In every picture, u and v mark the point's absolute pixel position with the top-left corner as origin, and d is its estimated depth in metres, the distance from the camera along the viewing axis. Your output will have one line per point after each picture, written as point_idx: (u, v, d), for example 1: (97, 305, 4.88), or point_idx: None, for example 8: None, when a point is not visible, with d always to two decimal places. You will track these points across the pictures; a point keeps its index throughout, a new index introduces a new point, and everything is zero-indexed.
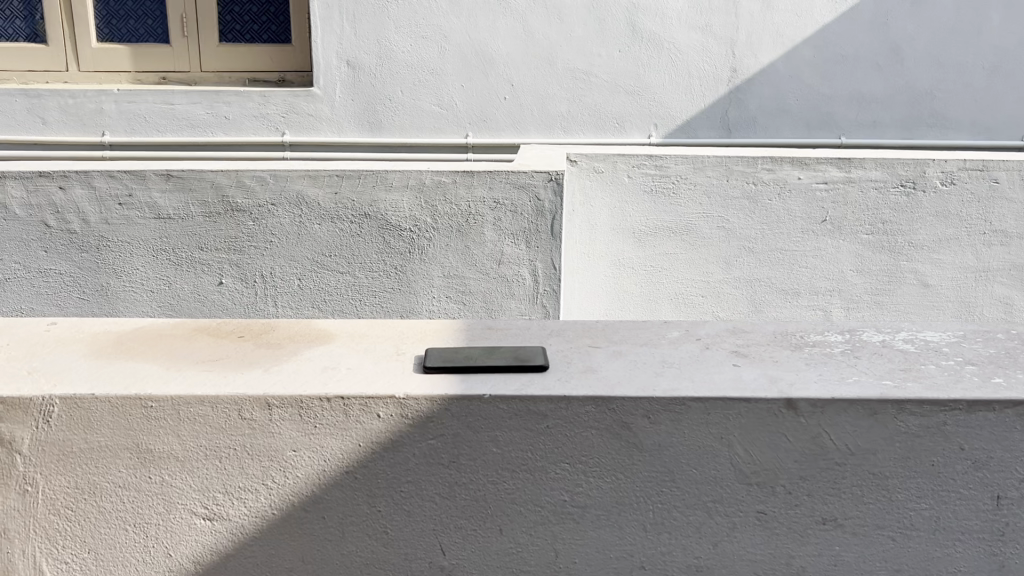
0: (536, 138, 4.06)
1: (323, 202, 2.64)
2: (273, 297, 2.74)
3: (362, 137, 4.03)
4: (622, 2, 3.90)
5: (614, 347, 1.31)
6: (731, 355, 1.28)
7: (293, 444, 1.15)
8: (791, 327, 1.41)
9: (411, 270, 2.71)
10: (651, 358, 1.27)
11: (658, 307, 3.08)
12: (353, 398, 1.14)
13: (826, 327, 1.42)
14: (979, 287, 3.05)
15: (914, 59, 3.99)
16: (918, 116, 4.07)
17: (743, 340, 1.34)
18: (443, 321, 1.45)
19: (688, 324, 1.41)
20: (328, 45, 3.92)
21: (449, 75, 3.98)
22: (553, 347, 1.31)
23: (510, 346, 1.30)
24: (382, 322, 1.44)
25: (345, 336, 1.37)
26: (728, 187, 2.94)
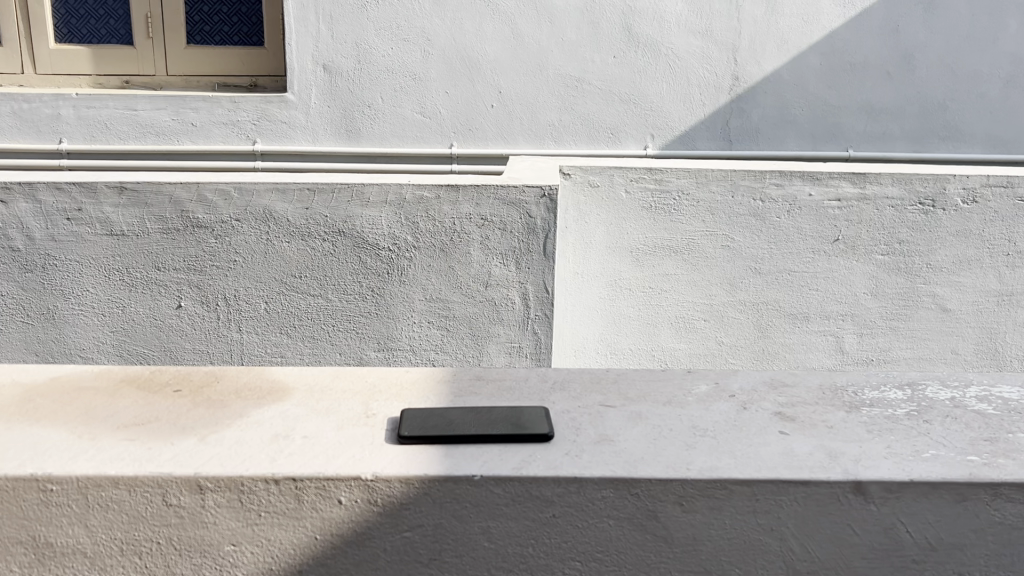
0: (526, 148, 3.84)
1: (293, 218, 2.40)
2: (237, 321, 2.49)
3: (339, 146, 3.79)
4: (617, 5, 3.69)
5: (632, 407, 1.08)
6: (775, 420, 1.05)
7: (233, 536, 0.91)
8: (838, 379, 1.19)
9: (390, 293, 2.47)
10: (679, 423, 1.04)
11: (657, 332, 2.85)
12: (310, 478, 0.90)
13: (880, 379, 1.20)
14: (1002, 312, 2.84)
15: (926, 68, 3.80)
16: (930, 127, 3.88)
17: (784, 398, 1.12)
18: (424, 371, 1.21)
19: (717, 377, 1.18)
20: (304, 48, 3.69)
21: (433, 81, 3.75)
22: (557, 406, 1.08)
23: (506, 406, 1.06)
24: (351, 370, 1.20)
25: (306, 390, 1.13)
26: (733, 204, 2.73)
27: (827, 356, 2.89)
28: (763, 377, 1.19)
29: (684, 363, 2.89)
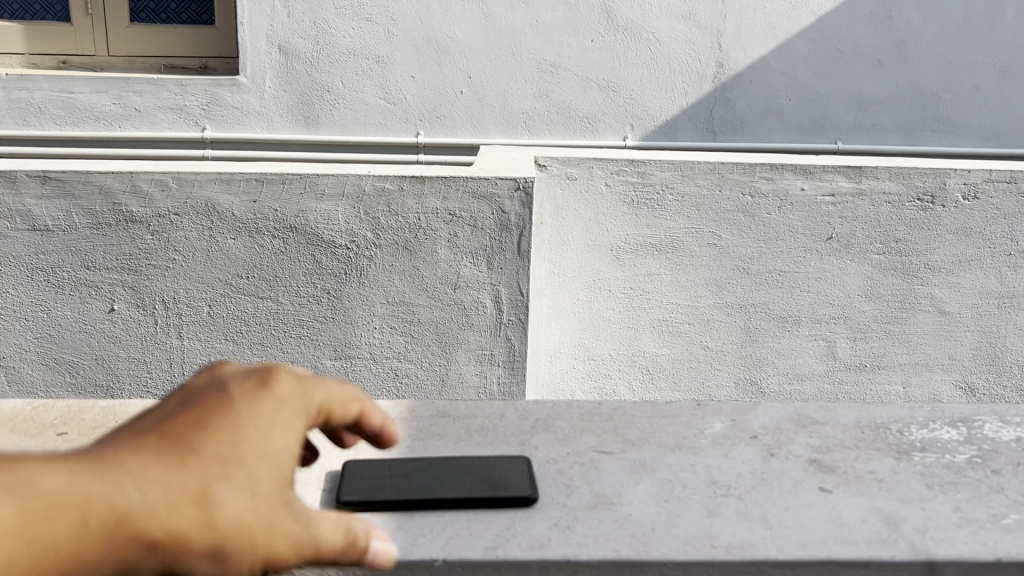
0: (496, 138, 3.63)
1: (239, 212, 2.16)
2: (177, 327, 2.26)
3: (296, 135, 3.58)
4: None
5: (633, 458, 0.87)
6: (811, 471, 0.85)
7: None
8: (877, 416, 0.98)
9: (348, 296, 2.25)
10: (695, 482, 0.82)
11: (637, 336, 2.67)
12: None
13: (924, 411, 1.00)
14: (1003, 315, 2.65)
15: (920, 56, 3.64)
16: (922, 119, 3.74)
17: (818, 441, 0.91)
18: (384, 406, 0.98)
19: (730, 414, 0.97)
20: (258, 27, 3.44)
21: (397, 64, 3.52)
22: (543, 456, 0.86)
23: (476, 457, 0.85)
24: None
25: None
26: (719, 198, 2.53)
27: (819, 362, 2.70)
28: (786, 412, 0.98)
29: (665, 369, 2.70)
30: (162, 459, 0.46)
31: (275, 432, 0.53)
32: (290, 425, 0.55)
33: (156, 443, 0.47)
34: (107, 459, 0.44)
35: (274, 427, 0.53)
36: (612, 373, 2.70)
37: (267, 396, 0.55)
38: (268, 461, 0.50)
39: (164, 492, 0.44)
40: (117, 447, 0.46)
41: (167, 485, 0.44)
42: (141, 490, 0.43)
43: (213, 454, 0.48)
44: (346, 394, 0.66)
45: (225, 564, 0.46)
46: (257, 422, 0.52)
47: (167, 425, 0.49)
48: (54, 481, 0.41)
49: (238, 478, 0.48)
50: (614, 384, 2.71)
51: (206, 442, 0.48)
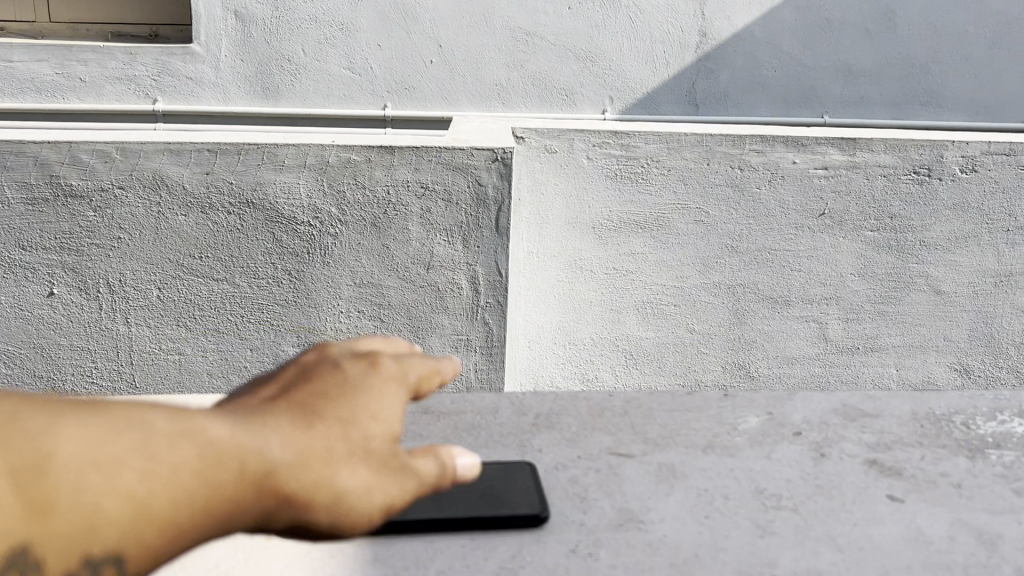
0: (471, 112, 3.70)
1: (190, 186, 1.97)
2: (124, 312, 2.08)
3: (254, 107, 3.66)
4: None
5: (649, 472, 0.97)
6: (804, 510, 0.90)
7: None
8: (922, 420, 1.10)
9: (311, 277, 2.07)
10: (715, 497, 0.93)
11: (621, 319, 2.52)
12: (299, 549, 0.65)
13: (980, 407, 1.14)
14: (1000, 294, 2.54)
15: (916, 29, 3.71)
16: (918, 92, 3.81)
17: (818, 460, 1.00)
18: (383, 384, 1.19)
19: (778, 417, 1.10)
20: None
21: (362, 32, 3.58)
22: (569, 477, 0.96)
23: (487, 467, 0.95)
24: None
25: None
26: (708, 172, 2.39)
27: (810, 344, 2.58)
28: (824, 413, 1.11)
29: (651, 354, 2.56)
30: (295, 426, 0.63)
31: (377, 409, 0.68)
32: (392, 401, 0.70)
33: (294, 413, 0.64)
34: (257, 423, 0.61)
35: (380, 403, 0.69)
36: (594, 358, 2.56)
37: (377, 374, 0.73)
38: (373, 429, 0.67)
39: (299, 446, 0.61)
40: (267, 413, 0.63)
41: (298, 443, 0.61)
42: (278, 446, 0.60)
43: (330, 420, 0.65)
44: (430, 368, 0.79)
45: (342, 513, 0.61)
46: (366, 402, 0.68)
47: (306, 400, 0.66)
48: (218, 436, 0.58)
49: (353, 443, 0.64)
50: (596, 369, 2.57)
51: (328, 414, 0.65)
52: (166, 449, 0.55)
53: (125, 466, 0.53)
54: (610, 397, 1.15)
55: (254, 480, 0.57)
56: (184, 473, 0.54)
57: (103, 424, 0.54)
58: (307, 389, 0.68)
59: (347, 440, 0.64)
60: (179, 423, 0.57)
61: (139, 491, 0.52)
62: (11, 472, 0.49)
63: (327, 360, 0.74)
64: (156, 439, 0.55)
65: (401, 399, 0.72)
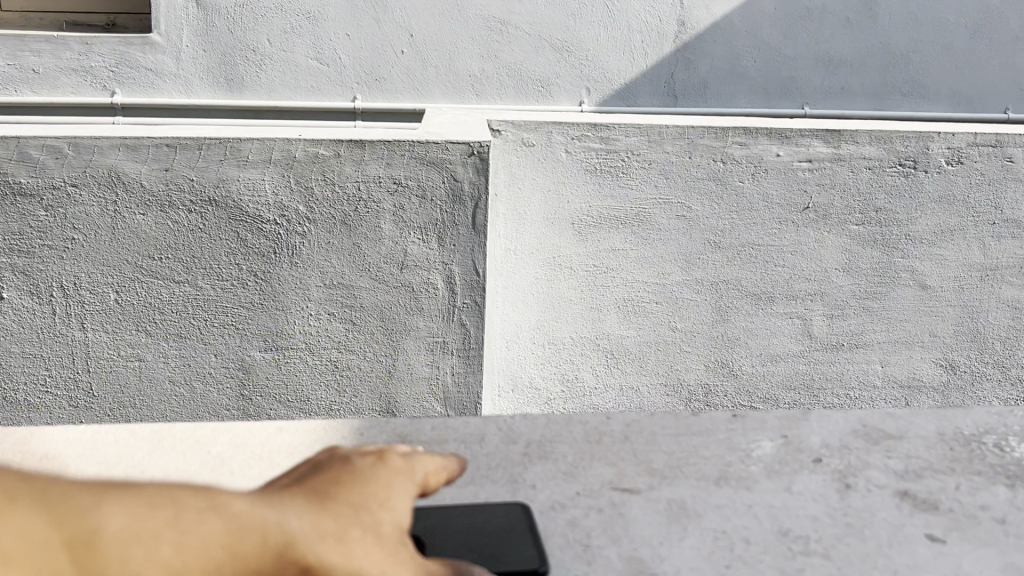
0: (444, 104, 3.60)
1: (148, 183, 1.87)
2: (80, 316, 1.97)
3: (218, 99, 3.53)
4: None
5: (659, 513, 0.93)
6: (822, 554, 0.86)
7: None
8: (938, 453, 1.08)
9: (278, 278, 1.97)
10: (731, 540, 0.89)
11: (601, 317, 2.44)
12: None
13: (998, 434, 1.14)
14: (986, 288, 2.49)
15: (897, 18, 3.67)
16: (899, 82, 3.78)
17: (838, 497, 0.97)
18: (360, 422, 1.09)
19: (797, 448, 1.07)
20: None
21: (331, 22, 3.46)
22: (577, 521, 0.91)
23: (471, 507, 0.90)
24: (220, 426, 1.08)
25: (216, 464, 0.99)
26: (690, 166, 2.32)
27: (794, 342, 2.52)
28: (843, 444, 1.08)
29: (631, 353, 2.49)
30: (315, 508, 0.64)
31: (387, 497, 0.70)
32: (402, 491, 0.72)
33: (309, 497, 0.65)
34: (277, 504, 0.61)
35: (390, 492, 0.71)
36: (574, 357, 2.48)
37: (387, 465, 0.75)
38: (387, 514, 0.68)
39: (320, 526, 0.62)
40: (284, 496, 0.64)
41: (316, 522, 0.62)
42: (298, 523, 0.60)
43: (344, 504, 0.66)
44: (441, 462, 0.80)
45: None
46: (377, 490, 0.70)
47: (319, 486, 0.68)
48: (243, 509, 0.57)
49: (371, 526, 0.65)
50: (576, 368, 2.49)
51: (343, 498, 0.67)
52: (196, 520, 0.54)
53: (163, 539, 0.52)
54: (606, 421, 1.12)
55: (278, 553, 0.57)
56: (215, 545, 0.54)
57: (140, 497, 0.54)
58: (318, 478, 0.70)
59: (360, 524, 0.65)
60: (206, 497, 0.56)
61: (175, 563, 0.52)
62: (64, 548, 0.49)
63: (336, 454, 0.75)
64: (187, 511, 0.55)
65: (411, 490, 0.73)
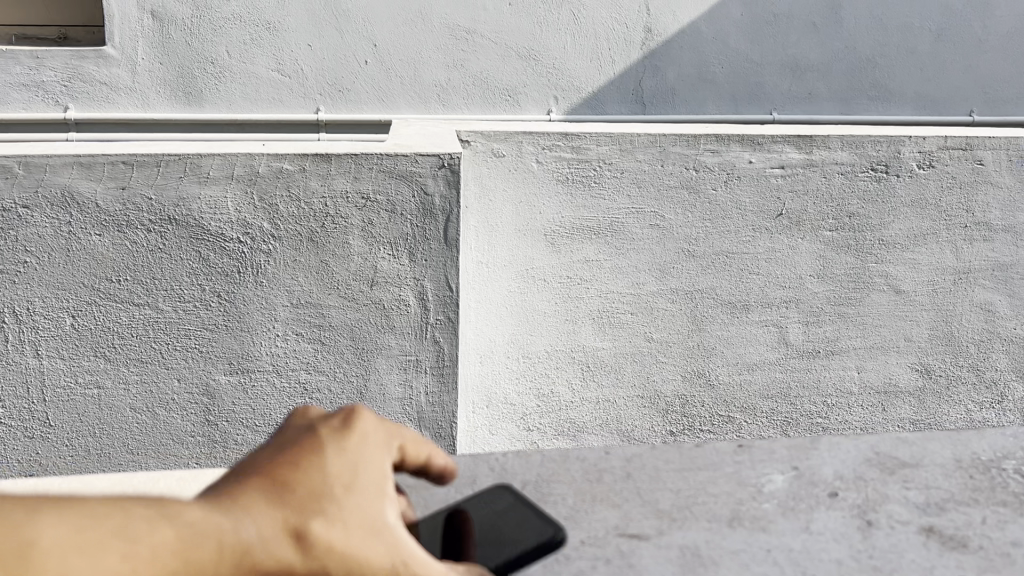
0: (409, 114, 3.55)
1: (104, 203, 1.79)
2: (33, 343, 1.88)
3: (176, 113, 3.45)
4: None
5: (674, 562, 0.89)
6: None
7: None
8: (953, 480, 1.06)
9: (243, 298, 1.90)
10: None
11: (576, 329, 2.40)
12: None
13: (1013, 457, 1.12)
14: (960, 292, 2.48)
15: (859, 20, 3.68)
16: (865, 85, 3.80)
17: (861, 537, 0.94)
18: None
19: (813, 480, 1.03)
20: None
21: (290, 32, 3.40)
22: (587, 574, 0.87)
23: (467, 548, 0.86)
24: None
25: None
26: (663, 174, 2.29)
27: (770, 350, 2.48)
28: (862, 472, 1.05)
29: (607, 364, 2.43)
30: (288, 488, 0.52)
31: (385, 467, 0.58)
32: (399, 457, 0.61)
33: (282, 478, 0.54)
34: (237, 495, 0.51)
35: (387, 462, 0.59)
36: (548, 371, 2.42)
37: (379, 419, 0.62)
38: (366, 494, 0.54)
39: (283, 537, 0.50)
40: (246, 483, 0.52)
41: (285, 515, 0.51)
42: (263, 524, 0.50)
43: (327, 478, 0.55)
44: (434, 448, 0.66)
45: None
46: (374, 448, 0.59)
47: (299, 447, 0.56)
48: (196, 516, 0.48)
49: (337, 526, 0.52)
50: (551, 382, 2.43)
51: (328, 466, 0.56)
52: (142, 531, 0.45)
53: (90, 563, 0.42)
54: (605, 456, 1.08)
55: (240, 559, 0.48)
56: (167, 553, 0.45)
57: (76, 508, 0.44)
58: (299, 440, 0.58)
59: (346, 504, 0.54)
60: (154, 505, 0.47)
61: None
62: None
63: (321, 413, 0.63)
64: (132, 519, 0.45)
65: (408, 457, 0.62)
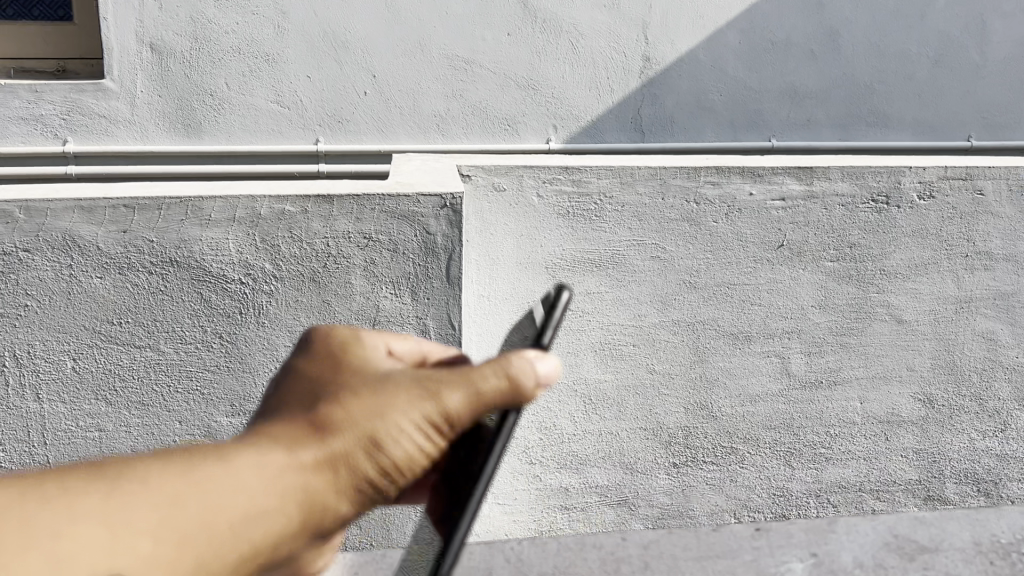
0: (410, 144, 3.66)
1: (106, 246, 1.78)
2: (35, 386, 1.86)
3: (175, 144, 3.53)
4: None
5: None
6: None
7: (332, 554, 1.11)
8: None
9: (245, 339, 1.89)
10: None
11: (578, 362, 2.38)
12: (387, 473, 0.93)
13: None
14: (961, 321, 2.49)
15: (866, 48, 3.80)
16: (869, 110, 3.90)
17: None
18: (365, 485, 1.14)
19: None
20: (123, 21, 3.35)
21: (290, 63, 3.47)
22: None
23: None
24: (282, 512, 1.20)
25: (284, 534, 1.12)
26: (663, 207, 2.29)
27: (773, 381, 2.47)
28: None
29: (609, 398, 2.42)
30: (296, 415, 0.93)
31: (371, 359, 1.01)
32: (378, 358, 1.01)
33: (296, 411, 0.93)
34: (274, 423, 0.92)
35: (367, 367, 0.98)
36: (551, 405, 2.39)
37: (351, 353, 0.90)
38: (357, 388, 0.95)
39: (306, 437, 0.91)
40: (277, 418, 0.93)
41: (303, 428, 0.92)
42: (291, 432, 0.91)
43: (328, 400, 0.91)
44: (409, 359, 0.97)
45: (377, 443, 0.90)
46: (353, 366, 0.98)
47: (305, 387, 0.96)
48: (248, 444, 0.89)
49: (341, 412, 0.91)
50: (553, 416, 2.41)
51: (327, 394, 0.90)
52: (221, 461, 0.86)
53: (205, 483, 0.84)
54: None
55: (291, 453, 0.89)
56: (239, 475, 0.85)
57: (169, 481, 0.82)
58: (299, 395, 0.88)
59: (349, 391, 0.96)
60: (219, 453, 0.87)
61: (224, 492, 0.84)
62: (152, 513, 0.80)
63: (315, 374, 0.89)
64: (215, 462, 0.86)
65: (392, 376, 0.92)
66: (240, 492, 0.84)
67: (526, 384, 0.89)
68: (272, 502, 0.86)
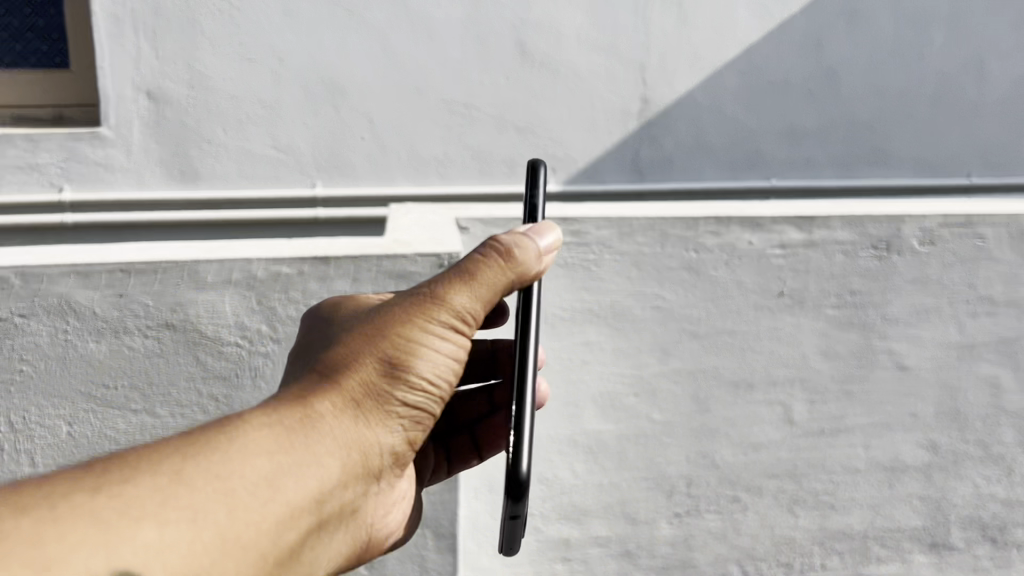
0: (405, 188, 2.89)
1: (102, 310, 1.80)
2: (28, 453, 1.82)
3: (172, 192, 2.81)
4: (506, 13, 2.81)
5: None
6: None
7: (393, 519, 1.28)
8: None
9: (242, 402, 1.84)
10: None
11: (579, 412, 2.37)
12: (426, 385, 1.18)
13: None
14: (965, 366, 2.47)
15: (959, 57, 3.06)
16: (959, 136, 3.15)
17: None
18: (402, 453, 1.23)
19: None
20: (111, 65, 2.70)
21: (290, 111, 2.79)
22: None
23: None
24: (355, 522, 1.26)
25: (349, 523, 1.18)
26: (662, 256, 2.31)
27: (776, 429, 2.44)
28: None
29: (610, 448, 2.39)
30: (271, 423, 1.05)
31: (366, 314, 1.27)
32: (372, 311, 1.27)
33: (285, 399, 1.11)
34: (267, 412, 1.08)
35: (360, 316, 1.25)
36: (552, 456, 2.38)
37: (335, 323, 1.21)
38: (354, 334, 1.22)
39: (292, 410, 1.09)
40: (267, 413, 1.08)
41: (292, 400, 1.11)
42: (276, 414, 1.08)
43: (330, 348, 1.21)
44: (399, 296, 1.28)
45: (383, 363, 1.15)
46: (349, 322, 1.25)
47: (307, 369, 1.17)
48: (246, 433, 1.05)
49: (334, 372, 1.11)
50: (554, 468, 2.38)
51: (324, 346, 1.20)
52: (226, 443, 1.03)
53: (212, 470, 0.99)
54: None
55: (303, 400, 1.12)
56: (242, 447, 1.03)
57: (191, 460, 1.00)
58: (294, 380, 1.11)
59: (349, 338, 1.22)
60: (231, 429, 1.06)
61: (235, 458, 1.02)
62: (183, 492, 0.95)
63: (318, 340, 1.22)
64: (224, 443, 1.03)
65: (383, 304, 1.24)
66: (252, 456, 1.02)
67: (528, 252, 1.17)
68: (281, 452, 1.04)
